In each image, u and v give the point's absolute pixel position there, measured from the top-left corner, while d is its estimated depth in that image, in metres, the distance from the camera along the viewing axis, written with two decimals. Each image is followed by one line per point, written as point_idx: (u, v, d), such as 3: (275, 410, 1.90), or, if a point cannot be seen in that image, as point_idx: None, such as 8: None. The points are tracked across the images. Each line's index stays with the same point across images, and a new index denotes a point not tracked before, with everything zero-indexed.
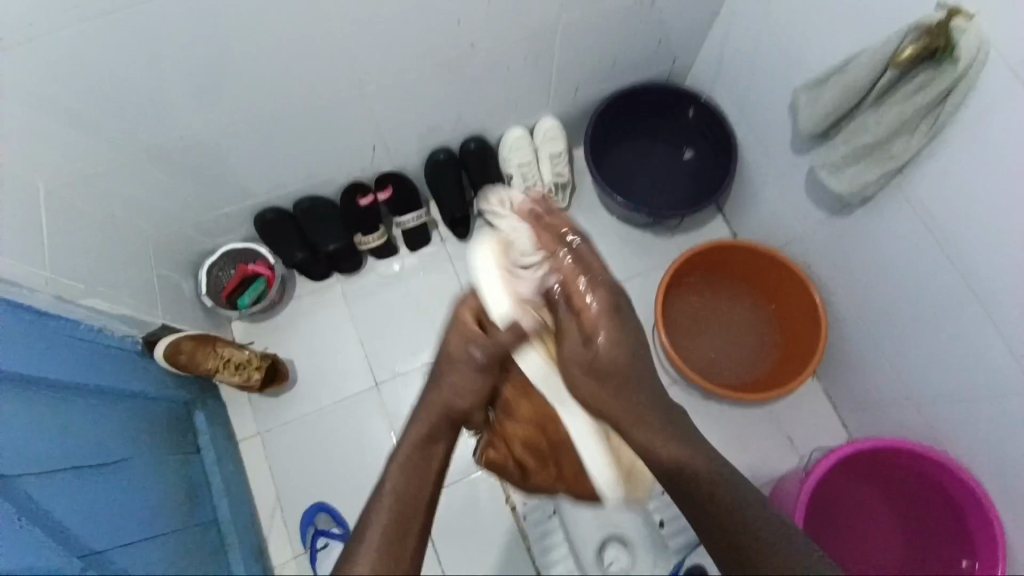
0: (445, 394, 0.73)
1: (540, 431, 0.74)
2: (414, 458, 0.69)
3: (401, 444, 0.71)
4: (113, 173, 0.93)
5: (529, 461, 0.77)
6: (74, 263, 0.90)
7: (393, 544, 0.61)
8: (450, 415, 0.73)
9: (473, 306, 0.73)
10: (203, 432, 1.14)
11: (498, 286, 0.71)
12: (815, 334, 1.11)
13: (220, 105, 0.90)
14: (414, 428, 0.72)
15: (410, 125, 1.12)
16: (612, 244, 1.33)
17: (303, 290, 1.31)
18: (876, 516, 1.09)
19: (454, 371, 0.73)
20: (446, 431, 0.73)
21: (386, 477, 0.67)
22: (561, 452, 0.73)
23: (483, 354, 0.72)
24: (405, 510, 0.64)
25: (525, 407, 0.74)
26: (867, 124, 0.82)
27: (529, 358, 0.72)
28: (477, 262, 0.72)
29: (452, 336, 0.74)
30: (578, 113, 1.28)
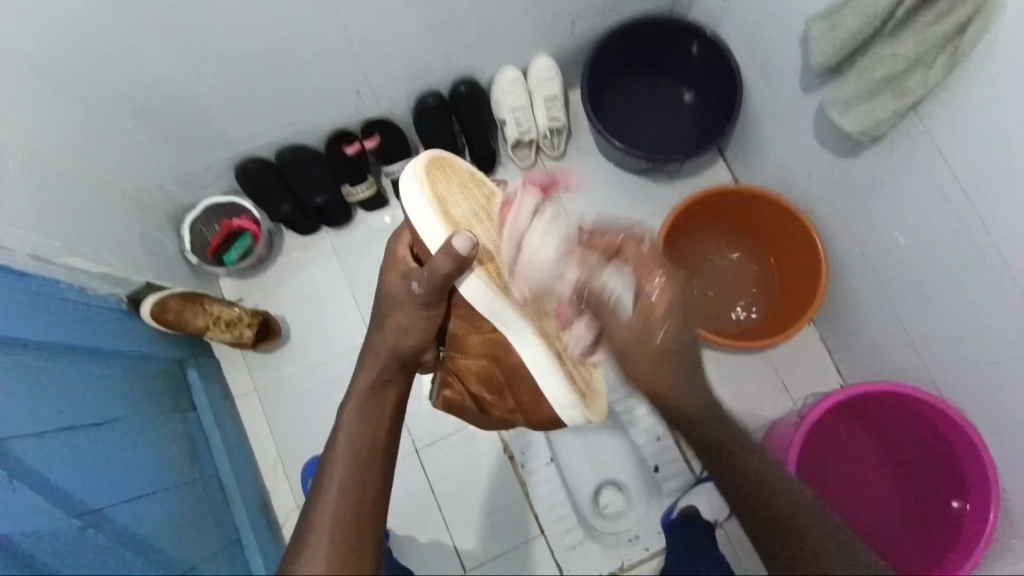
0: (389, 337, 0.73)
1: (492, 363, 0.79)
2: (366, 405, 0.69)
3: (350, 397, 0.70)
4: (77, 121, 0.87)
5: (485, 394, 0.83)
6: (46, 220, 0.85)
7: (353, 496, 0.61)
8: (396, 356, 0.73)
9: (409, 240, 0.74)
10: (198, 389, 1.13)
11: (429, 209, 0.71)
12: (813, 281, 1.10)
13: (189, 45, 0.83)
14: (361, 379, 0.72)
15: (396, 66, 1.05)
16: (610, 191, 1.29)
17: (292, 244, 1.27)
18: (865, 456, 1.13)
19: (396, 310, 0.72)
20: (395, 372, 0.73)
21: (337, 431, 0.67)
22: (515, 381, 0.79)
23: (422, 287, 0.69)
24: (361, 463, 0.64)
25: (476, 341, 0.78)
26: (881, 57, 0.77)
27: (469, 281, 0.72)
28: (405, 192, 0.72)
29: (389, 275, 0.73)
30: (574, 51, 1.21)
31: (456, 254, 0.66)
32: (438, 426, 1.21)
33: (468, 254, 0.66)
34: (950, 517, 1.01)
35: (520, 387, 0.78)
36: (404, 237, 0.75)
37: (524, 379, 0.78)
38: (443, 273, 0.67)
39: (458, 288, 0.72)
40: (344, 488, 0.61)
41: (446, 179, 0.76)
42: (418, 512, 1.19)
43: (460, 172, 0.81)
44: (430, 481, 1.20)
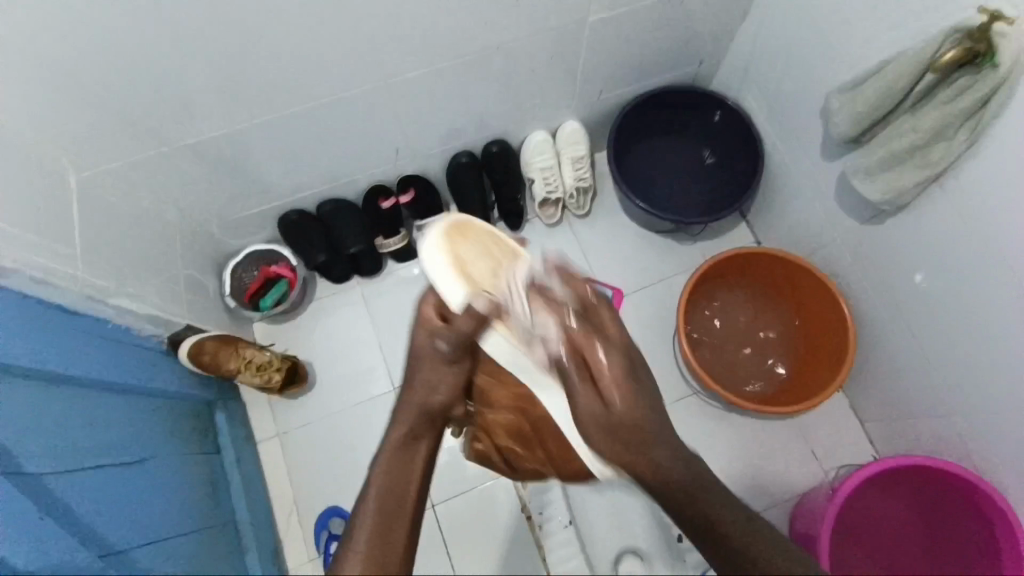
0: (421, 391, 0.71)
1: (520, 415, 0.77)
2: (397, 459, 0.66)
3: (381, 448, 0.67)
4: (139, 171, 0.95)
5: (516, 446, 0.81)
6: (102, 261, 0.92)
7: (379, 556, 0.58)
8: (428, 412, 0.71)
9: (434, 300, 0.73)
10: (223, 431, 1.16)
11: (449, 273, 0.72)
12: (842, 346, 1.07)
13: (245, 106, 0.91)
14: (392, 432, 0.69)
15: (432, 128, 1.12)
16: (634, 251, 1.31)
17: (323, 292, 1.31)
18: (899, 535, 1.06)
19: (423, 367, 0.72)
20: (427, 427, 0.70)
21: (369, 483, 0.64)
22: (544, 433, 0.75)
23: (449, 345, 0.71)
24: (390, 519, 0.61)
25: (503, 395, 0.76)
26: (904, 128, 0.79)
27: (492, 339, 0.72)
28: (423, 258, 0.74)
29: (416, 330, 0.73)
30: (601, 116, 1.26)
31: (478, 313, 0.70)
32: (454, 480, 1.20)
33: (490, 313, 0.71)
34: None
35: (548, 439, 0.74)
36: (431, 296, 0.73)
37: (552, 433, 0.74)
38: (468, 333, 0.71)
39: (484, 347, 0.73)
40: (372, 547, 0.58)
41: (466, 240, 0.76)
42: (429, 569, 1.16)
43: (485, 231, 0.79)
44: (443, 537, 1.17)
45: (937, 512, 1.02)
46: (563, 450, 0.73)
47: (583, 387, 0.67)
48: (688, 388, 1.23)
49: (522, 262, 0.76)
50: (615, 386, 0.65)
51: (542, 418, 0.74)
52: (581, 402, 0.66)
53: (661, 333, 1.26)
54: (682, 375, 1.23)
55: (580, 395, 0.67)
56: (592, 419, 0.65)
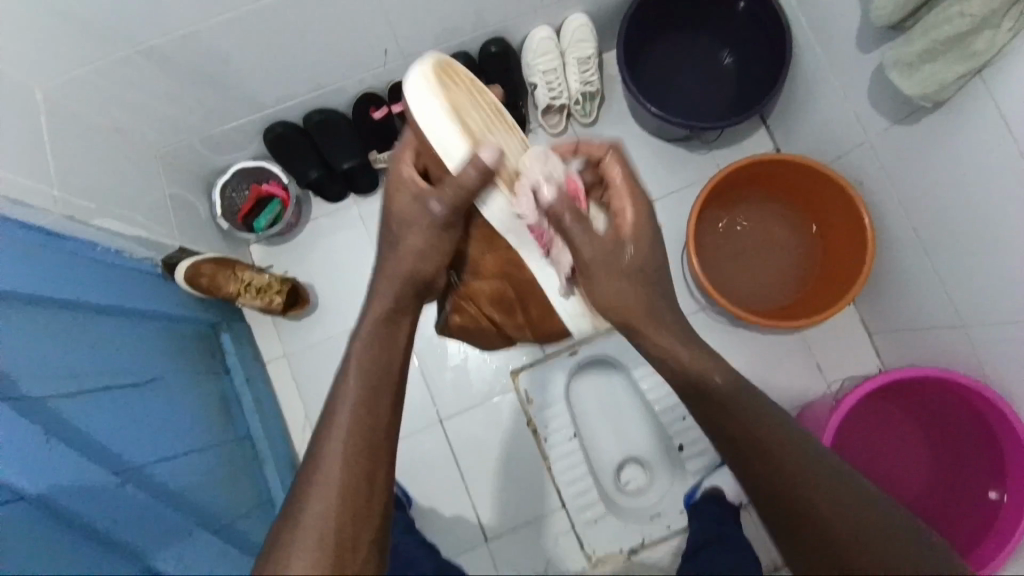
0: (408, 261, 0.66)
1: (505, 283, 0.73)
2: (380, 330, 0.64)
3: (364, 319, 0.65)
4: (105, 80, 0.87)
5: (496, 314, 0.78)
6: (80, 180, 0.87)
7: (363, 424, 0.58)
8: (414, 280, 0.67)
9: (413, 157, 0.66)
10: (231, 352, 1.16)
11: (446, 123, 0.62)
12: (858, 256, 1.03)
13: (213, 6, 0.82)
14: (372, 306, 0.66)
15: (425, 26, 1.01)
16: (644, 161, 1.23)
17: (319, 211, 1.27)
18: (894, 435, 1.08)
19: (410, 231, 0.66)
20: (410, 300, 0.67)
21: (349, 353, 0.63)
22: (527, 297, 0.72)
23: (444, 206, 0.64)
24: (373, 395, 0.60)
25: (491, 260, 0.71)
26: (946, 14, 0.70)
27: (494, 202, 0.64)
28: (412, 94, 0.63)
29: (397, 195, 0.66)
30: (611, 9, 1.14)
31: (489, 169, 0.62)
32: (462, 396, 1.22)
33: (497, 166, 0.62)
34: (977, 495, 0.98)
35: (531, 302, 0.72)
36: (405, 155, 0.66)
37: (533, 296, 0.71)
38: (469, 189, 0.62)
39: (482, 211, 0.65)
40: (351, 423, 0.58)
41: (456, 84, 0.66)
42: (440, 478, 1.21)
43: (467, 76, 0.70)
44: (453, 450, 1.21)
45: (942, 424, 1.03)
46: (544, 312, 0.71)
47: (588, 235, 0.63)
48: (696, 303, 1.21)
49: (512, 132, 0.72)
50: (627, 237, 0.65)
51: (526, 282, 0.70)
52: (586, 248, 0.63)
53: (670, 248, 1.22)
54: (690, 291, 1.20)
55: (583, 237, 0.63)
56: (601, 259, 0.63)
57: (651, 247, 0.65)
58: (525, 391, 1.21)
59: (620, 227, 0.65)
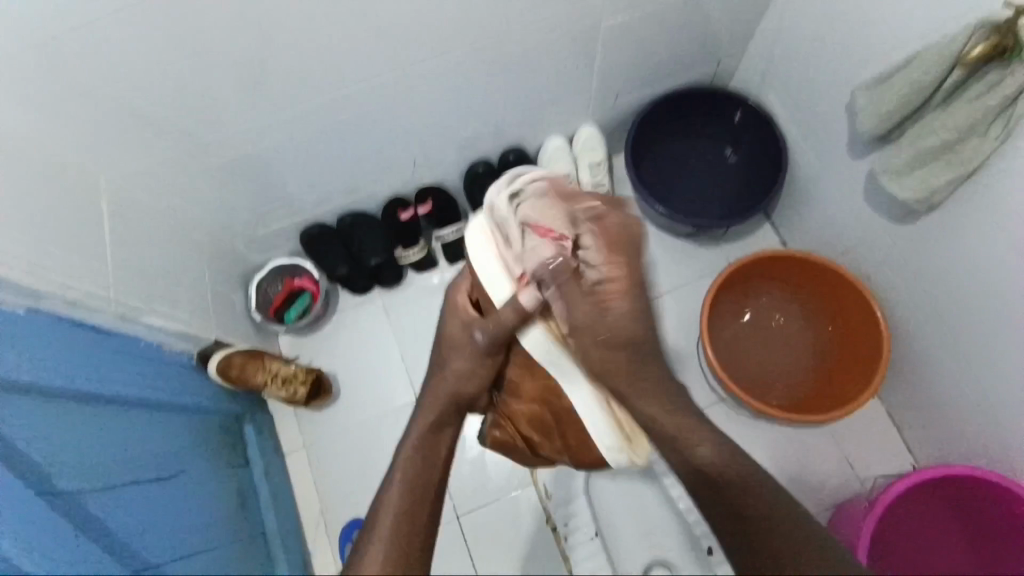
0: (449, 381, 0.82)
1: (543, 407, 0.80)
2: (422, 444, 0.78)
3: (411, 430, 0.80)
4: (165, 191, 0.97)
5: (534, 437, 0.82)
6: (132, 283, 0.94)
7: (403, 532, 0.69)
8: (455, 400, 0.82)
9: (467, 289, 0.81)
10: (252, 443, 1.18)
11: (491, 261, 0.75)
12: (875, 346, 1.04)
13: (264, 127, 0.93)
14: (419, 422, 0.81)
15: (450, 139, 1.12)
16: (655, 254, 1.29)
17: (345, 303, 1.33)
18: (932, 533, 1.01)
19: (455, 355, 0.82)
20: (451, 415, 0.82)
21: (394, 468, 0.76)
22: (565, 422, 0.79)
23: (482, 336, 0.78)
24: (415, 499, 0.72)
25: (529, 386, 0.81)
26: (931, 126, 0.76)
27: (533, 334, 0.76)
28: (473, 241, 0.75)
29: (451, 322, 0.82)
30: (618, 120, 1.25)
31: (523, 305, 0.73)
32: (478, 489, 1.20)
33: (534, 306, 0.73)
34: None
35: (569, 428, 0.79)
36: (463, 287, 0.81)
37: (576, 422, 0.78)
38: (509, 325, 0.74)
39: (523, 342, 0.77)
40: (395, 521, 0.70)
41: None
42: None
43: (509, 199, 0.73)
44: (469, 549, 1.17)
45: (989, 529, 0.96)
46: (586, 438, 0.78)
47: (573, 290, 0.74)
48: (715, 394, 1.20)
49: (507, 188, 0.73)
50: (619, 294, 0.74)
51: (565, 408, 0.79)
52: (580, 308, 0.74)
53: (685, 338, 1.24)
54: (708, 382, 1.20)
55: (572, 296, 0.74)
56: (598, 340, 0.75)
57: (637, 317, 0.76)
58: (543, 483, 1.19)
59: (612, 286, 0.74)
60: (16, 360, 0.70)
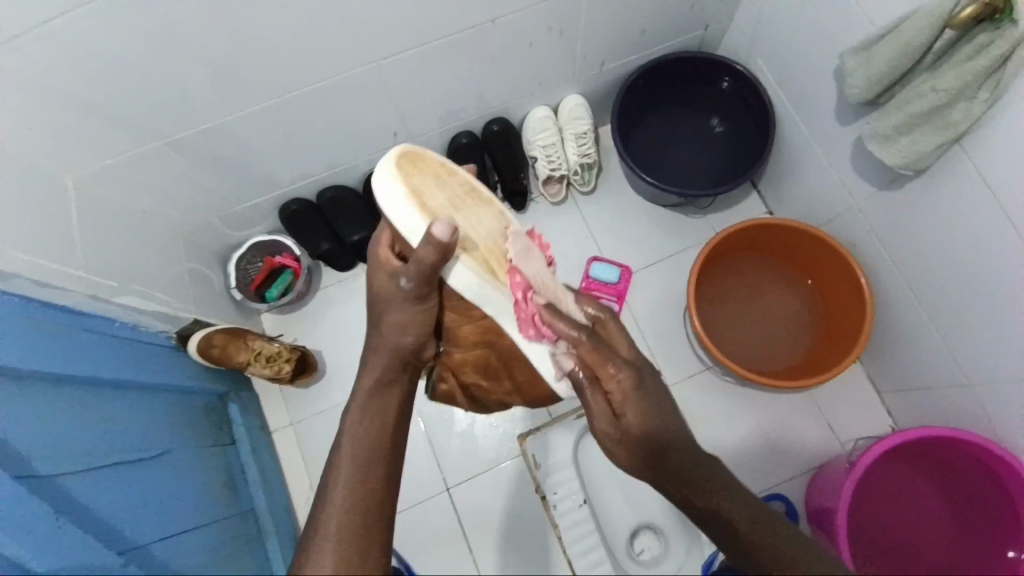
0: (391, 336, 0.71)
1: (488, 350, 0.76)
2: (371, 402, 0.67)
3: (355, 393, 0.69)
4: (133, 167, 0.91)
5: (483, 381, 0.81)
6: (103, 262, 0.89)
7: (360, 493, 0.60)
8: (398, 354, 0.71)
9: (390, 238, 0.72)
10: (238, 423, 1.16)
11: (405, 205, 0.68)
12: (856, 297, 1.06)
13: (236, 97, 0.88)
14: (364, 379, 0.70)
15: (432, 109, 1.08)
16: (642, 226, 1.28)
17: (329, 280, 1.30)
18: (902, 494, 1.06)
19: (390, 309, 0.71)
20: (400, 372, 0.71)
21: (343, 428, 0.65)
22: (511, 363, 0.75)
23: (410, 281, 0.68)
24: (367, 462, 0.62)
25: (469, 330, 0.75)
26: (921, 90, 0.75)
27: (457, 271, 0.70)
28: (379, 186, 0.70)
29: (376, 275, 0.71)
30: (604, 88, 1.22)
31: (438, 241, 0.63)
32: (469, 463, 1.20)
33: (450, 240, 0.64)
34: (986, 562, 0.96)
35: (516, 368, 0.75)
36: (384, 237, 0.72)
37: (522, 362, 0.74)
38: (429, 263, 0.65)
39: (447, 280, 0.70)
40: (348, 490, 0.60)
41: (420, 171, 0.72)
42: (445, 551, 1.17)
43: (437, 162, 0.75)
44: (461, 521, 1.18)
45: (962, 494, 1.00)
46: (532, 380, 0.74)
47: (597, 400, 0.66)
48: (702, 364, 1.21)
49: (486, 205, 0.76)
50: (627, 402, 0.64)
51: (506, 351, 0.74)
52: (598, 424, 0.66)
53: (672, 309, 1.24)
54: (695, 352, 1.22)
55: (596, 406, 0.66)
56: (611, 436, 0.65)
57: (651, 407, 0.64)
58: (534, 455, 1.19)
59: (615, 391, 0.65)
60: None
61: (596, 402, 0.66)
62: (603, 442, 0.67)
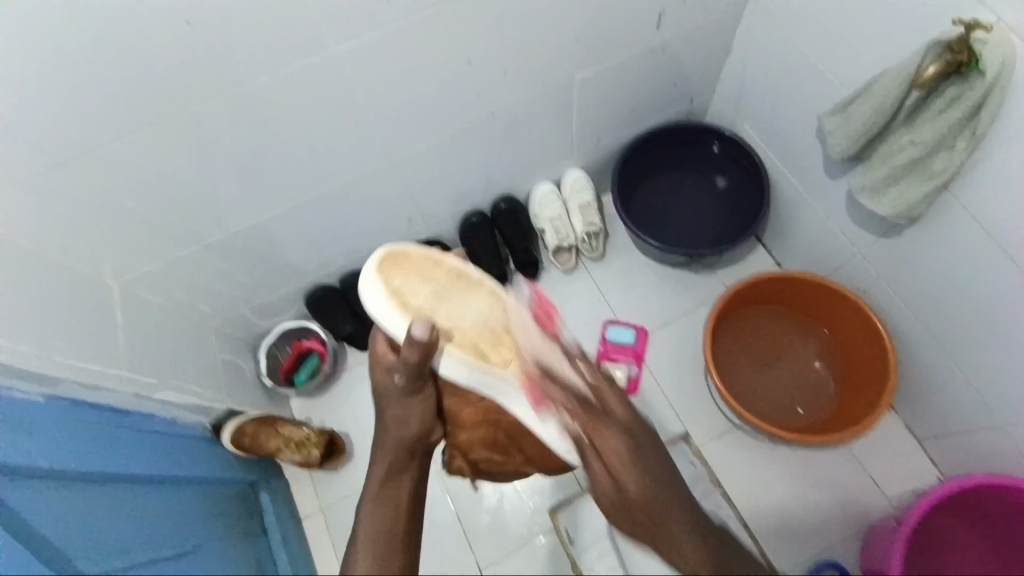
0: (395, 428, 0.78)
1: (493, 429, 0.83)
2: (382, 496, 0.76)
3: (369, 484, 0.78)
4: (172, 271, 0.99)
5: (494, 455, 0.87)
6: (144, 362, 0.95)
7: None
8: (405, 445, 0.78)
9: (384, 337, 0.75)
10: (269, 512, 1.17)
11: (388, 308, 0.71)
12: (876, 341, 1.06)
13: (265, 200, 0.96)
14: (376, 471, 0.78)
15: (443, 195, 1.16)
16: (653, 286, 1.31)
17: (354, 361, 1.34)
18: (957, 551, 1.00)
19: (390, 402, 0.78)
20: (411, 462, 0.80)
21: (359, 521, 0.75)
22: (519, 438, 0.82)
23: (404, 378, 0.74)
24: (381, 557, 0.72)
25: (471, 412, 0.80)
26: (901, 144, 0.79)
27: (445, 362, 0.73)
28: (363, 289, 0.73)
29: (376, 371, 0.77)
30: (602, 161, 1.29)
31: (417, 342, 0.69)
32: (499, 540, 1.18)
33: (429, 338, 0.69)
34: None
35: (525, 442, 0.82)
36: (381, 335, 0.76)
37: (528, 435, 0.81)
38: (415, 361, 0.71)
39: (439, 369, 0.74)
40: None
41: (402, 269, 0.74)
42: None
43: (421, 252, 0.75)
44: None
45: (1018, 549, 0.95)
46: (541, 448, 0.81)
47: (596, 465, 0.75)
48: (729, 421, 1.19)
49: (474, 291, 0.75)
50: (627, 476, 0.72)
51: (511, 426, 0.81)
52: (600, 492, 0.76)
53: (692, 366, 1.24)
54: (721, 409, 1.20)
55: (598, 471, 0.75)
56: (610, 501, 0.76)
57: (659, 476, 0.73)
58: (565, 529, 1.17)
59: (613, 457, 0.73)
60: (46, 446, 0.72)
61: (595, 466, 0.75)
62: (608, 502, 0.76)
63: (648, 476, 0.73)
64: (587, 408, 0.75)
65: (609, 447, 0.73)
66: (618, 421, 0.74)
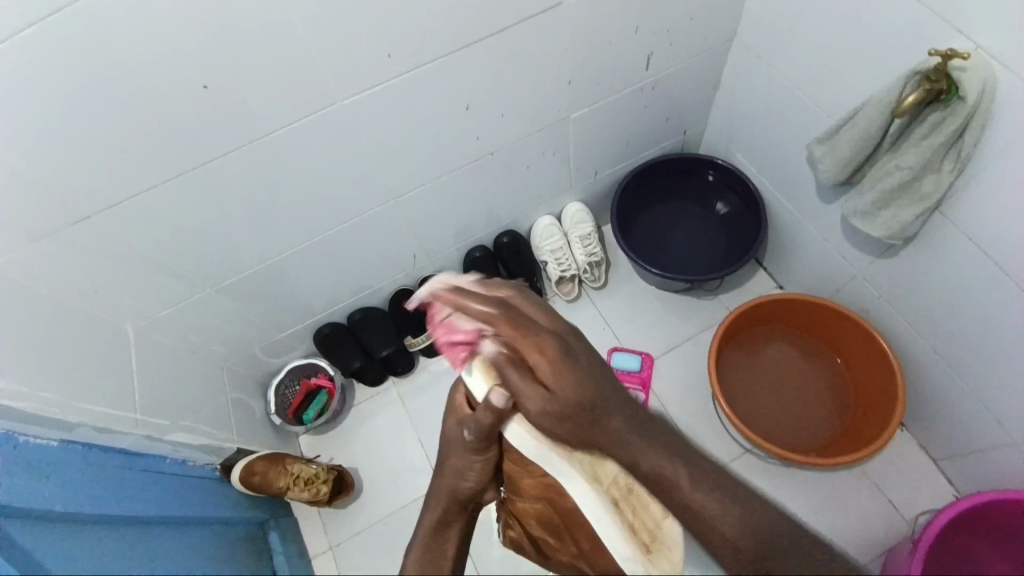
0: (450, 479, 0.69)
1: (550, 506, 0.66)
2: (427, 552, 0.68)
3: (415, 534, 0.70)
4: (184, 314, 1.02)
5: (549, 536, 0.72)
6: (157, 404, 0.97)
7: None
8: (457, 498, 0.69)
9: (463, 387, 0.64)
10: (278, 552, 1.17)
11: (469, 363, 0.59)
12: (882, 361, 1.06)
13: (275, 243, 0.99)
14: (426, 517, 0.70)
15: (446, 231, 1.19)
16: (657, 313, 1.32)
17: (362, 396, 1.35)
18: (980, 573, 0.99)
19: (452, 454, 0.67)
20: (457, 514, 0.70)
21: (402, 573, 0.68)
22: (575, 530, 0.64)
23: (472, 435, 0.63)
24: None
25: (531, 484, 0.65)
26: (888, 169, 0.81)
27: (512, 429, 0.57)
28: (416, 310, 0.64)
29: (448, 418, 0.67)
30: (600, 193, 1.32)
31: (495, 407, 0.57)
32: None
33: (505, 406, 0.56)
34: None
35: (581, 536, 0.62)
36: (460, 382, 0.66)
37: (585, 527, 0.60)
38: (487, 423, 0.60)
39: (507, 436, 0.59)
40: None
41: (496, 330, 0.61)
42: None
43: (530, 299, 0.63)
44: None
45: None
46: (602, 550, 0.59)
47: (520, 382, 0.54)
48: (739, 446, 1.19)
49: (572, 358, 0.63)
50: (552, 368, 0.54)
51: (572, 514, 0.61)
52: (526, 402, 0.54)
53: (699, 392, 1.24)
54: (731, 434, 1.20)
55: (527, 393, 0.54)
56: (547, 421, 0.53)
57: (590, 374, 0.55)
58: None
59: (541, 365, 0.54)
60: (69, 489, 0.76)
61: (521, 387, 0.54)
62: (537, 421, 0.54)
63: (582, 377, 0.54)
64: (506, 313, 0.57)
65: (532, 354, 0.55)
66: (542, 327, 0.56)
